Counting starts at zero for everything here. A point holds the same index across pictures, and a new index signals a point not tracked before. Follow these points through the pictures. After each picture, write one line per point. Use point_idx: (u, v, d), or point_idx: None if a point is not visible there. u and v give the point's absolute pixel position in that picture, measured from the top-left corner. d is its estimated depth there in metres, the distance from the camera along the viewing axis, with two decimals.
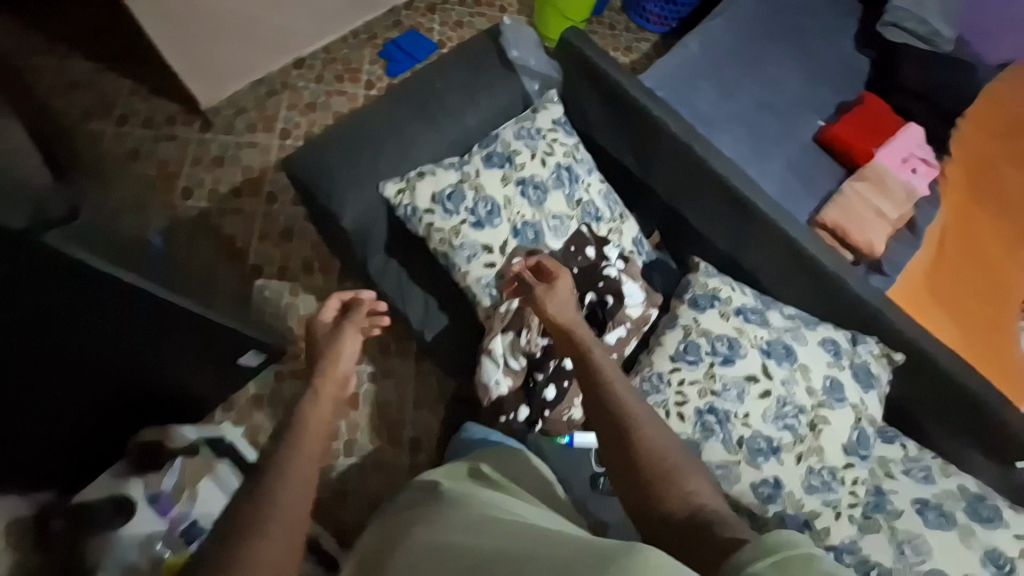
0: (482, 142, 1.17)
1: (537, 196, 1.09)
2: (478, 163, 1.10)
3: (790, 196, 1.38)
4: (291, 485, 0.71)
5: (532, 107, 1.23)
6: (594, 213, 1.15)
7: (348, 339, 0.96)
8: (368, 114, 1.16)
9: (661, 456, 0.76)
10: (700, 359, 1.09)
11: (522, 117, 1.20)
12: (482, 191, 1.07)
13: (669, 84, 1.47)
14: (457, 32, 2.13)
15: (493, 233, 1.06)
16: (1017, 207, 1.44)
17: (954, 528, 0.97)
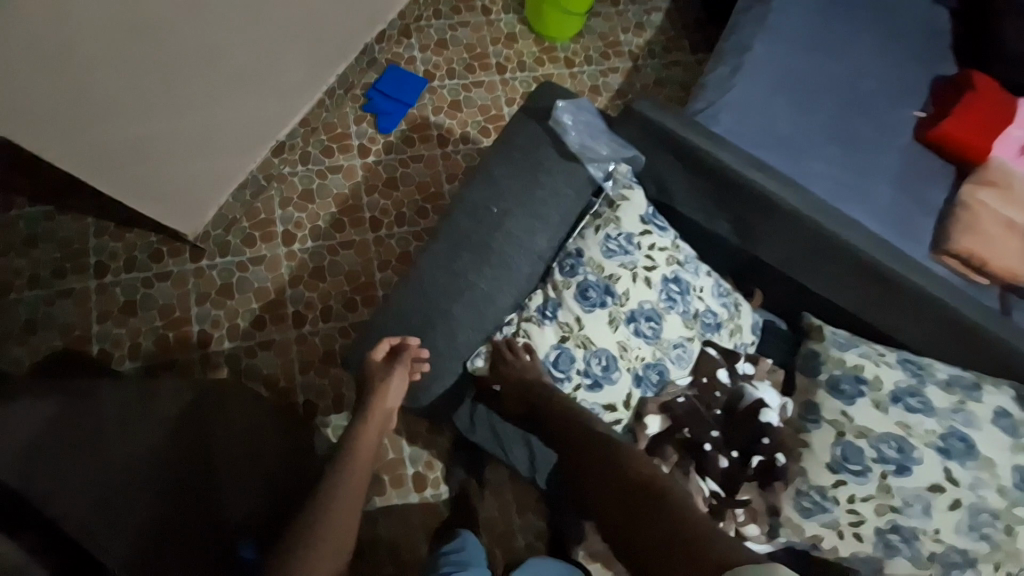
0: (563, 262, 0.99)
1: (652, 329, 0.98)
2: (575, 305, 0.96)
3: (906, 223, 1.19)
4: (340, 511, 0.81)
5: (607, 198, 1.03)
6: (712, 321, 1.04)
7: (390, 384, 0.91)
8: (425, 268, 0.96)
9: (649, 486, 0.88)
10: (866, 467, 0.95)
11: (598, 218, 1.02)
12: (592, 345, 0.96)
13: (737, 108, 1.21)
14: (443, 55, 1.81)
15: (614, 389, 0.97)
16: None
17: None
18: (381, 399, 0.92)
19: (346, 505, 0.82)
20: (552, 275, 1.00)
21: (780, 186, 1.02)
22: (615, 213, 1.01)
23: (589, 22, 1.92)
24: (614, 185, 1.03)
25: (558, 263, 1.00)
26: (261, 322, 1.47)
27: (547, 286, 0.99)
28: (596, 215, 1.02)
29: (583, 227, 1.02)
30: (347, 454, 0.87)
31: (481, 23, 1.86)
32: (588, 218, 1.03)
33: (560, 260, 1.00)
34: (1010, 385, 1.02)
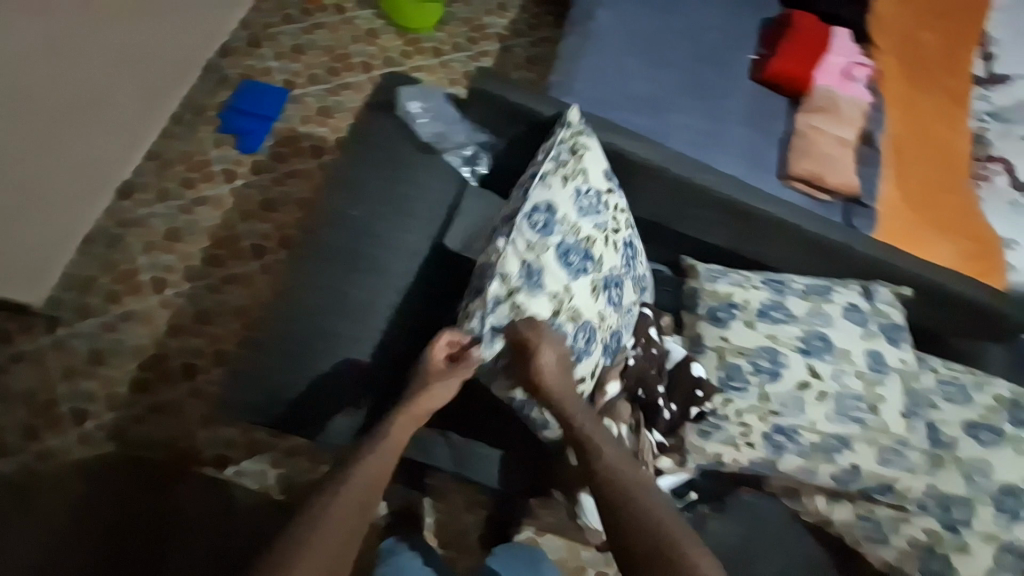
0: (531, 217, 0.91)
1: (618, 295, 1.00)
2: (557, 268, 0.91)
3: (757, 157, 1.30)
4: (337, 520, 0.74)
5: (568, 148, 0.98)
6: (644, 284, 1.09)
7: (432, 382, 0.85)
8: (293, 288, 0.91)
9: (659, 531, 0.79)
10: (746, 381, 1.05)
11: (565, 170, 0.96)
12: (580, 317, 0.93)
13: (590, 74, 1.25)
14: (301, 61, 1.71)
15: (589, 361, 0.97)
16: (946, 85, 1.49)
17: (1006, 442, 1.08)
18: (427, 390, 0.85)
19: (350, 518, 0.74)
20: (525, 233, 0.90)
21: (635, 145, 1.08)
22: (581, 164, 0.98)
23: (451, 8, 1.88)
24: (573, 138, 0.99)
25: (528, 218, 0.91)
26: (146, 383, 1.33)
27: (521, 244, 0.90)
28: (559, 163, 0.96)
29: (546, 177, 0.94)
30: (367, 456, 0.80)
31: (337, 23, 1.78)
32: (550, 165, 0.95)
33: (529, 215, 0.91)
34: (856, 283, 1.18)
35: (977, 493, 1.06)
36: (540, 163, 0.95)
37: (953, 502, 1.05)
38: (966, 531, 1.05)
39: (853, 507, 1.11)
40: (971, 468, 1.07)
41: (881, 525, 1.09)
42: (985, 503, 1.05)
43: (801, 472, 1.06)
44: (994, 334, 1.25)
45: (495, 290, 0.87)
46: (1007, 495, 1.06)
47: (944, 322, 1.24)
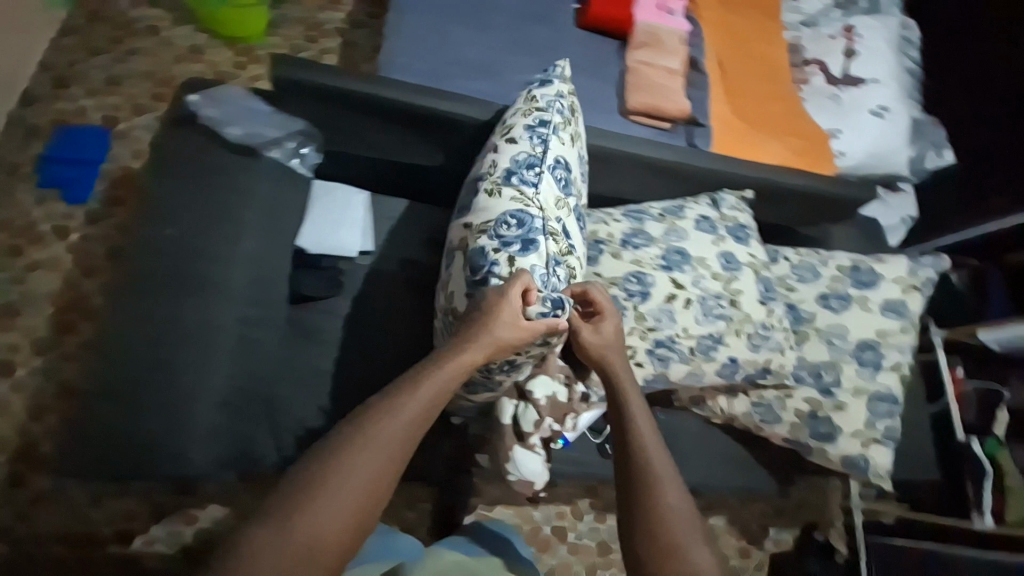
0: (553, 172, 0.95)
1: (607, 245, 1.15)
2: (573, 228, 0.97)
3: (597, 100, 1.34)
4: (345, 494, 0.64)
5: (570, 107, 1.05)
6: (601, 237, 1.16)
7: (496, 331, 0.78)
8: (113, 328, 0.82)
9: (670, 525, 0.76)
10: (623, 308, 1.10)
11: (571, 130, 1.03)
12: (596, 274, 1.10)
13: (413, 47, 1.22)
14: (120, 94, 1.57)
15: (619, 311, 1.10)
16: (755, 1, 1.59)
17: (854, 304, 1.18)
18: (495, 325, 0.78)
19: (359, 489, 0.65)
20: (552, 188, 0.93)
21: (457, 104, 1.02)
22: (578, 127, 1.06)
23: (278, 7, 1.77)
24: (570, 100, 1.06)
25: (552, 171, 0.95)
26: (16, 477, 1.20)
27: (550, 198, 0.93)
28: (563, 117, 1.01)
29: (559, 132, 0.99)
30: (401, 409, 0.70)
31: (152, 46, 1.64)
32: (560, 119, 1.00)
33: (553, 169, 0.95)
34: (704, 196, 1.26)
35: (840, 355, 1.15)
36: (551, 115, 0.99)
37: (823, 367, 1.15)
38: (839, 391, 1.14)
39: (747, 398, 1.19)
40: (830, 334, 1.17)
41: (771, 405, 1.18)
42: (849, 362, 1.15)
43: (690, 378, 1.13)
44: (830, 218, 1.38)
45: (544, 245, 0.88)
46: (866, 349, 1.15)
47: (786, 216, 1.36)
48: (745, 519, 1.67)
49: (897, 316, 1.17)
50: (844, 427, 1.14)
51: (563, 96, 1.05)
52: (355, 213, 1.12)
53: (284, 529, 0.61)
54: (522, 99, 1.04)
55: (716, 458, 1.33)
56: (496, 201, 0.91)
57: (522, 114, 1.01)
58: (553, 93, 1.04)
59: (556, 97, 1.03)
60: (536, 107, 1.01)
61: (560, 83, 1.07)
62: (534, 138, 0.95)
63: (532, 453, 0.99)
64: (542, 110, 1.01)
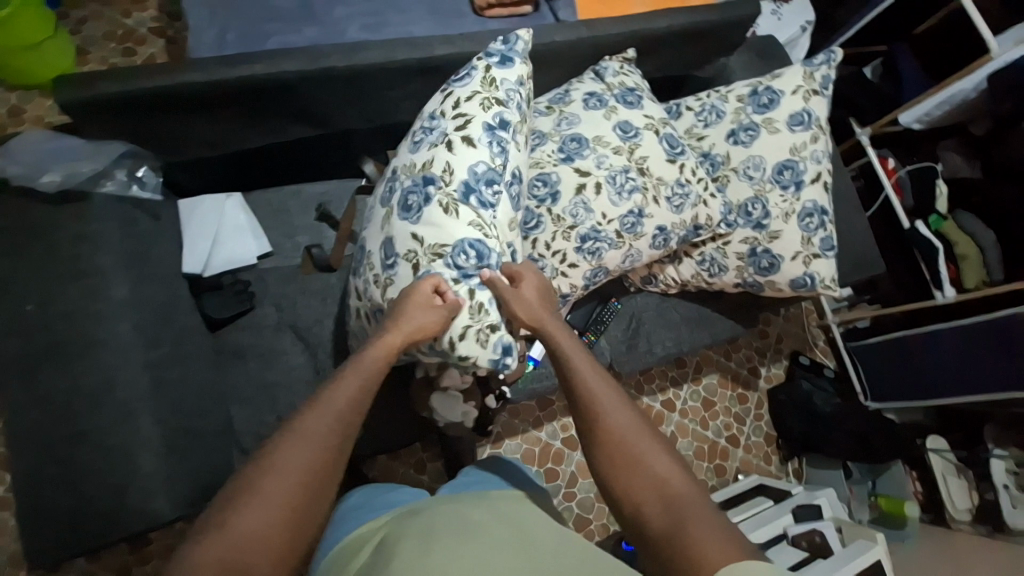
0: (510, 189, 0.93)
1: (536, 139, 1.10)
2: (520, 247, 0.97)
3: (443, 7, 1.21)
4: (270, 490, 0.59)
5: (528, 100, 0.99)
6: (522, 140, 1.11)
7: (431, 313, 0.80)
8: (18, 419, 0.78)
9: (625, 443, 0.71)
10: (539, 217, 1.08)
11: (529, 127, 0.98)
12: (525, 185, 1.08)
13: (218, 18, 1.08)
14: None
15: (570, 209, 1.07)
16: None
17: (763, 129, 1.14)
18: (417, 301, 0.80)
19: (286, 490, 0.60)
20: (506, 208, 0.92)
21: (277, 63, 0.91)
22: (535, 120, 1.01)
23: (79, 28, 1.56)
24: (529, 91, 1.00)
25: (509, 187, 0.93)
26: None
27: (503, 219, 0.92)
28: (522, 115, 0.96)
29: (517, 136, 0.95)
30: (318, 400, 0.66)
31: None
32: (518, 116, 0.95)
33: (509, 185, 0.93)
34: (587, 72, 1.19)
35: (761, 185, 1.13)
36: (512, 113, 0.94)
37: (751, 202, 1.14)
38: (770, 220, 1.13)
39: (690, 258, 1.20)
40: (747, 168, 1.14)
41: (713, 258, 1.18)
42: (771, 189, 1.13)
43: (627, 259, 1.12)
44: (721, 50, 1.32)
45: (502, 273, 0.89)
46: (783, 171, 1.13)
47: (673, 66, 1.32)
48: (735, 368, 1.75)
49: (804, 126, 1.13)
50: (786, 253, 1.13)
51: (523, 83, 0.98)
52: (237, 218, 1.07)
53: (219, 529, 0.56)
54: (481, 77, 0.94)
55: (683, 324, 1.35)
56: (449, 220, 0.87)
57: (481, 100, 0.93)
58: (514, 78, 0.96)
59: (516, 84, 0.96)
60: (497, 98, 0.93)
61: (522, 61, 0.97)
62: (494, 146, 0.91)
63: (449, 398, 1.05)
64: (503, 102, 0.94)
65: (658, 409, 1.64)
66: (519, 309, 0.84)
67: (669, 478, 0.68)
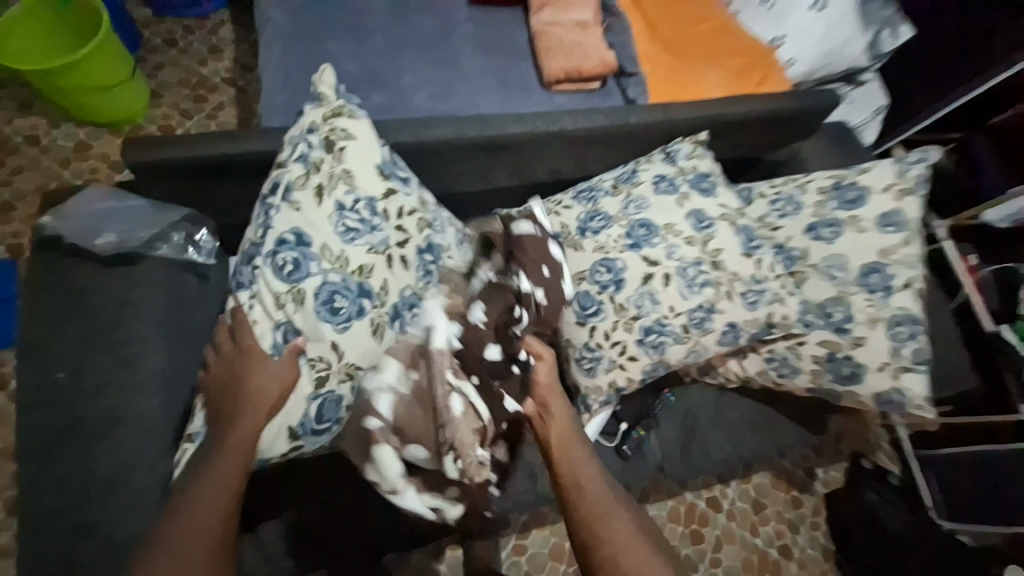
0: (272, 261, 0.81)
1: (601, 222, 1.04)
2: (309, 313, 0.81)
3: (510, 81, 1.20)
4: None
5: (320, 147, 0.85)
6: (586, 224, 1.05)
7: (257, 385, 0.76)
8: (22, 501, 0.70)
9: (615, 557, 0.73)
10: (599, 303, 1.01)
11: (318, 178, 0.84)
12: (586, 271, 1.02)
13: (289, 84, 1.09)
14: (15, 219, 1.44)
15: (635, 301, 1.00)
16: None
17: (847, 227, 1.05)
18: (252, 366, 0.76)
19: None
20: (267, 283, 0.80)
21: None
22: (338, 164, 0.85)
23: (156, 74, 1.63)
24: (328, 133, 0.86)
25: (270, 260, 0.80)
26: None
27: (266, 297, 0.80)
28: (310, 166, 0.84)
29: (293, 194, 0.83)
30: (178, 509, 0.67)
31: (36, 157, 1.51)
32: (298, 172, 0.84)
33: (274, 256, 0.81)
34: (657, 151, 1.13)
35: (845, 286, 1.04)
36: (287, 172, 0.84)
37: (833, 303, 1.04)
38: (854, 326, 1.03)
39: (758, 355, 1.10)
40: (829, 267, 1.05)
41: (784, 358, 1.08)
42: (857, 292, 1.03)
43: (692, 354, 1.03)
44: (796, 134, 1.26)
45: (264, 359, 0.77)
46: (871, 274, 1.03)
47: (743, 149, 1.26)
48: (789, 468, 1.60)
49: (897, 228, 1.03)
50: (869, 363, 1.03)
51: (315, 129, 0.86)
52: None
53: None
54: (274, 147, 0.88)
55: (745, 424, 1.22)
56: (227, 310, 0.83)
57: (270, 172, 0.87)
58: (302, 130, 0.86)
59: (302, 137, 0.85)
60: (278, 162, 0.85)
61: (314, 108, 0.87)
62: (257, 221, 0.83)
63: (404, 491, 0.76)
64: (282, 163, 0.85)
65: (702, 508, 1.52)
66: (541, 387, 0.84)
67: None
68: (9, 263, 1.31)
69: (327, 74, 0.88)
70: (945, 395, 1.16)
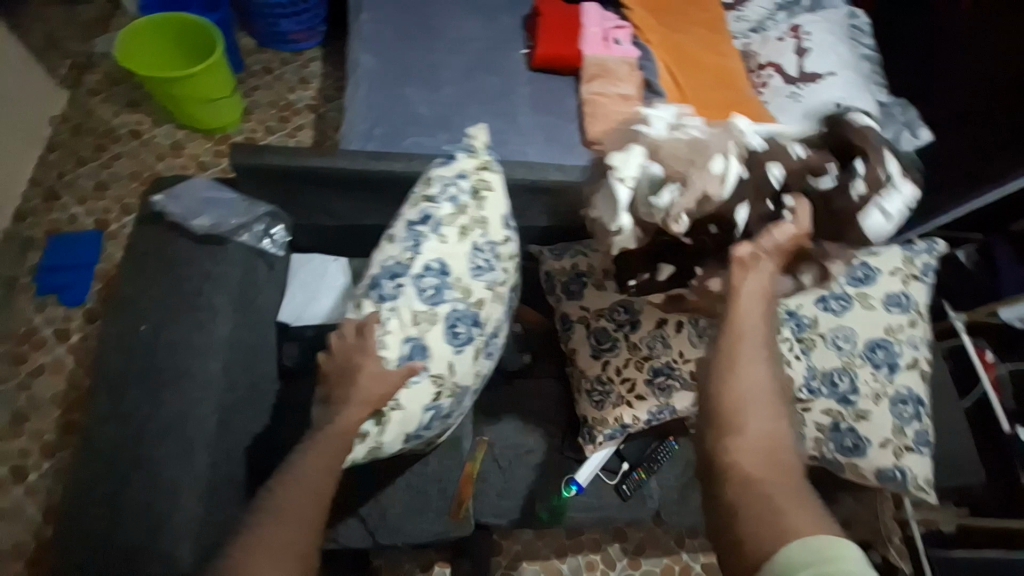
0: (417, 282, 0.91)
1: None
2: (439, 336, 0.90)
3: (558, 136, 1.37)
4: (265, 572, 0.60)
5: (468, 192, 0.98)
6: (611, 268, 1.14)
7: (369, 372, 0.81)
8: (97, 429, 0.83)
9: (753, 400, 0.65)
10: (614, 340, 1.09)
11: (463, 219, 0.96)
12: (605, 309, 1.11)
13: (371, 116, 1.29)
14: (108, 198, 1.65)
15: (646, 343, 1.07)
16: (703, 19, 1.62)
17: (856, 302, 1.12)
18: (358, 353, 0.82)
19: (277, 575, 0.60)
20: (409, 300, 0.90)
21: (411, 163, 1.04)
22: (480, 211, 0.98)
23: (252, 95, 1.88)
24: (475, 182, 1.00)
25: (416, 281, 0.91)
26: None
27: (405, 312, 0.89)
28: (460, 206, 0.96)
29: (441, 229, 0.95)
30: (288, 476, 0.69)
31: (136, 148, 1.74)
32: (448, 210, 0.96)
33: (418, 278, 0.91)
34: None
35: (850, 358, 1.09)
36: (437, 208, 0.95)
37: (838, 372, 1.08)
38: (858, 398, 1.07)
39: None
40: (837, 337, 1.10)
41: None
42: (862, 364, 1.09)
43: None
44: None
45: (393, 368, 0.84)
46: (876, 349, 1.09)
47: None
48: None
49: (902, 308, 1.12)
50: (872, 437, 1.06)
51: (465, 176, 1.00)
52: (336, 280, 1.12)
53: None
54: (420, 180, 1.01)
55: None
56: (360, 315, 0.89)
57: (416, 199, 0.99)
58: (452, 174, 1.00)
59: (452, 180, 0.99)
60: (427, 195, 0.97)
61: (466, 158, 1.01)
62: (405, 242, 0.93)
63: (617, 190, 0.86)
64: (432, 199, 0.97)
65: None
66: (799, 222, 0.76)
67: (778, 440, 0.65)
68: (96, 236, 1.56)
69: (482, 132, 1.04)
70: (949, 484, 1.17)
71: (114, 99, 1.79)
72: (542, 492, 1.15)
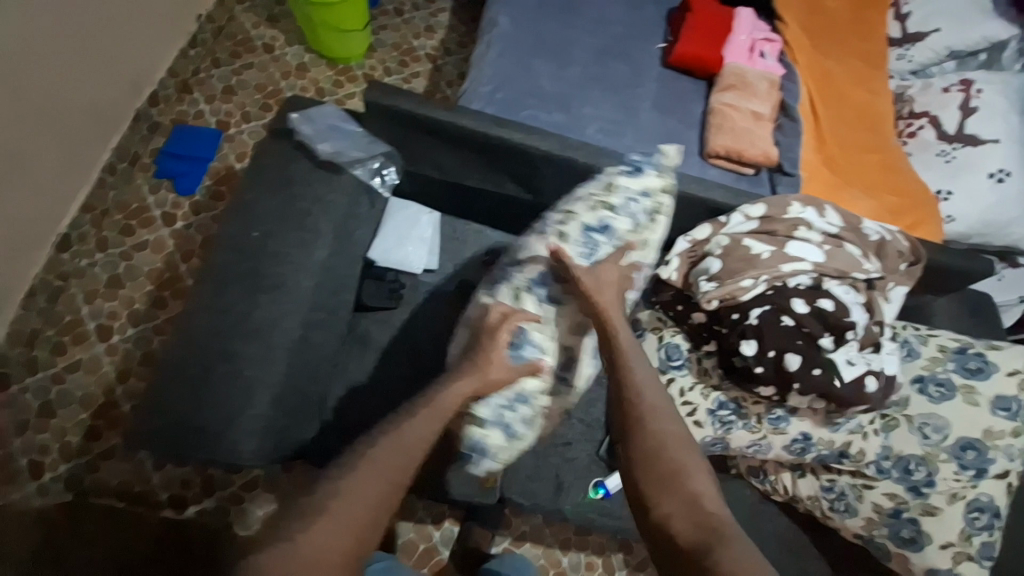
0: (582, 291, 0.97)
1: None
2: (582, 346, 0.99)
3: (675, 141, 1.31)
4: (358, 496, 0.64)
5: (647, 214, 1.03)
6: None
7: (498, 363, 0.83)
8: (199, 313, 0.90)
9: (667, 453, 0.74)
10: (685, 359, 1.09)
11: (637, 241, 1.02)
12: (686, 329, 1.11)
13: (495, 79, 1.28)
14: (231, 102, 1.75)
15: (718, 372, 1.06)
16: (862, 49, 1.49)
17: (957, 393, 1.03)
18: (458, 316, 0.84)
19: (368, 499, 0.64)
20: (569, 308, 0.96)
21: (528, 136, 1.05)
22: (650, 234, 1.04)
23: (378, 33, 1.92)
24: (655, 203, 1.05)
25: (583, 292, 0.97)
26: (95, 431, 1.35)
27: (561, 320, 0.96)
28: (639, 227, 1.02)
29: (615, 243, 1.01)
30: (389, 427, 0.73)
31: (266, 61, 1.83)
32: (627, 226, 1.01)
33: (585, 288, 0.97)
34: None
35: (934, 451, 1.01)
36: (619, 222, 1.00)
37: (916, 461, 1.01)
38: (931, 492, 1.00)
39: (816, 479, 1.07)
40: (925, 424, 1.02)
41: (843, 492, 1.05)
42: (945, 460, 1.00)
43: (754, 447, 1.05)
44: (931, 287, 1.24)
45: (524, 363, 0.89)
46: (967, 449, 1.00)
47: None
48: None
49: (1010, 415, 1.01)
50: (934, 536, 0.99)
51: (648, 194, 1.04)
52: (424, 232, 1.19)
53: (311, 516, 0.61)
54: (603, 181, 1.04)
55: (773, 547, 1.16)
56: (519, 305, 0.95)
57: (594, 199, 1.02)
58: (638, 189, 1.04)
59: (638, 196, 1.03)
60: (610, 203, 1.01)
61: (656, 176, 1.06)
62: (585, 248, 0.98)
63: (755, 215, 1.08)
64: (614, 208, 1.01)
65: None
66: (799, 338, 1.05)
67: (702, 492, 0.71)
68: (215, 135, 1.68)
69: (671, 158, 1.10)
70: None
71: (256, 11, 1.89)
72: (568, 485, 1.16)
